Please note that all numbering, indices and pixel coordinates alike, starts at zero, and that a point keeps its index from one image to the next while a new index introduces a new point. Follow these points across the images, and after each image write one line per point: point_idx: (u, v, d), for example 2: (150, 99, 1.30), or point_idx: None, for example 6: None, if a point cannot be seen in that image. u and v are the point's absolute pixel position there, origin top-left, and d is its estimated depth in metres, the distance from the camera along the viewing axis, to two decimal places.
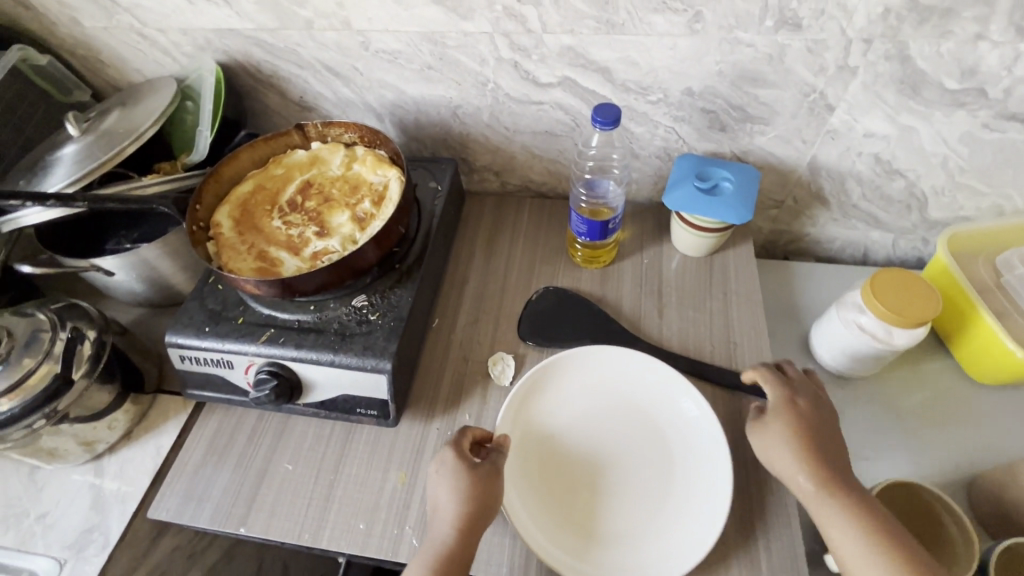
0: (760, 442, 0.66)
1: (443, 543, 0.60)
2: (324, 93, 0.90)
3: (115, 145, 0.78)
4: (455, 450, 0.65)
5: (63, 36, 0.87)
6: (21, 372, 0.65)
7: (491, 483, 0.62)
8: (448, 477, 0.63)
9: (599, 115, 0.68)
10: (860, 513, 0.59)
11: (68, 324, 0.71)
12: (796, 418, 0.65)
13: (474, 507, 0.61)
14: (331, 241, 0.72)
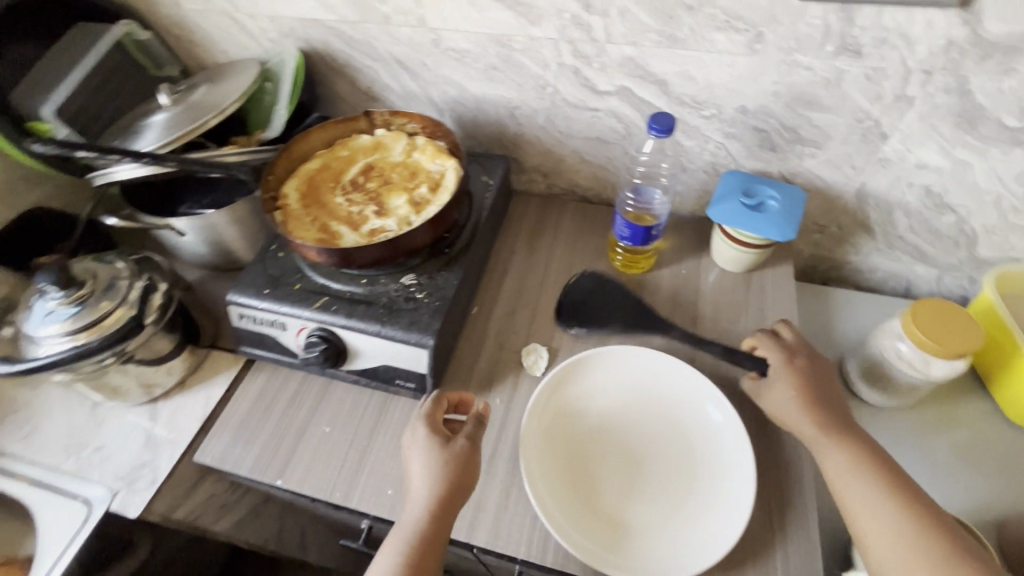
0: (768, 400, 0.70)
1: (419, 525, 0.61)
2: (391, 86, 0.95)
3: (200, 117, 0.85)
4: (428, 423, 0.66)
5: (163, 15, 0.95)
6: (99, 313, 0.71)
7: (461, 459, 0.64)
8: (422, 454, 0.64)
9: (655, 122, 0.70)
10: (859, 456, 0.63)
11: (143, 274, 0.77)
12: (797, 375, 0.70)
13: (445, 488, 0.62)
14: (389, 221, 0.77)
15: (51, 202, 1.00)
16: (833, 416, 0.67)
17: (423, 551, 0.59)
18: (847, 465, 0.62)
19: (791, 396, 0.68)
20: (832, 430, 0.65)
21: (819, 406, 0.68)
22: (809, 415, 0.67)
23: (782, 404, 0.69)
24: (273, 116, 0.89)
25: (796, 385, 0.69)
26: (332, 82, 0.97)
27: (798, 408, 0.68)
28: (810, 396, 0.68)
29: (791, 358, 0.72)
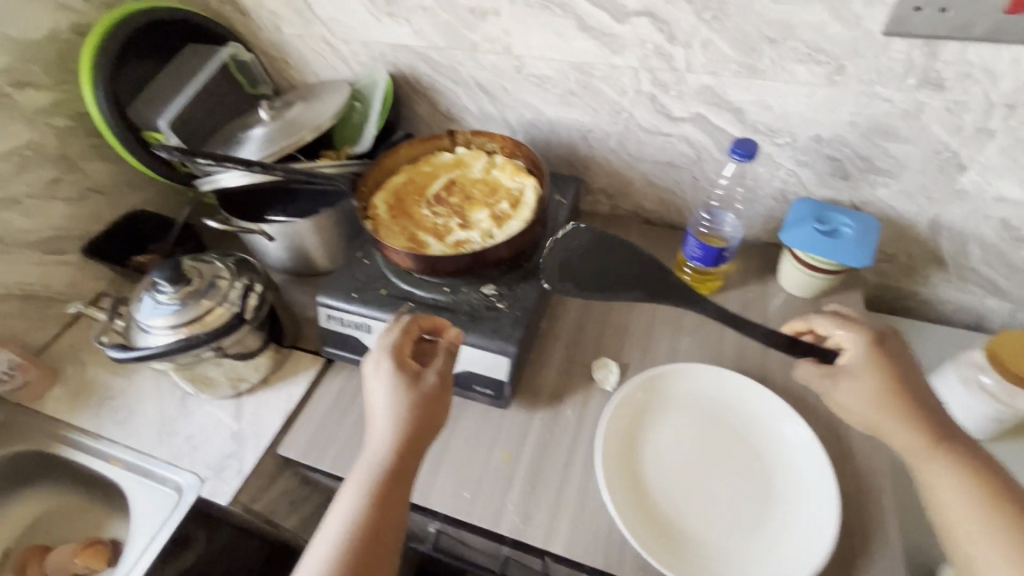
0: (859, 403, 0.66)
1: (387, 456, 0.61)
2: (470, 108, 1.00)
3: (298, 131, 0.91)
4: (393, 356, 0.66)
5: (264, 39, 1.03)
6: (203, 310, 0.76)
7: (427, 390, 0.65)
8: (388, 385, 0.64)
9: (739, 146, 0.72)
10: (967, 468, 0.59)
11: (241, 275, 0.82)
12: (891, 376, 0.66)
13: (410, 426, 0.62)
14: (473, 234, 0.81)
15: (148, 206, 1.08)
16: (933, 419, 0.63)
17: (394, 483, 0.60)
18: (953, 473, 0.59)
19: (882, 394, 0.65)
20: (935, 435, 0.62)
21: (917, 407, 0.64)
22: (906, 418, 0.64)
23: (870, 402, 0.66)
24: (363, 132, 0.95)
25: (890, 382, 0.66)
26: (413, 103, 1.03)
27: (895, 409, 0.64)
28: (906, 396, 0.65)
29: (879, 351, 0.68)
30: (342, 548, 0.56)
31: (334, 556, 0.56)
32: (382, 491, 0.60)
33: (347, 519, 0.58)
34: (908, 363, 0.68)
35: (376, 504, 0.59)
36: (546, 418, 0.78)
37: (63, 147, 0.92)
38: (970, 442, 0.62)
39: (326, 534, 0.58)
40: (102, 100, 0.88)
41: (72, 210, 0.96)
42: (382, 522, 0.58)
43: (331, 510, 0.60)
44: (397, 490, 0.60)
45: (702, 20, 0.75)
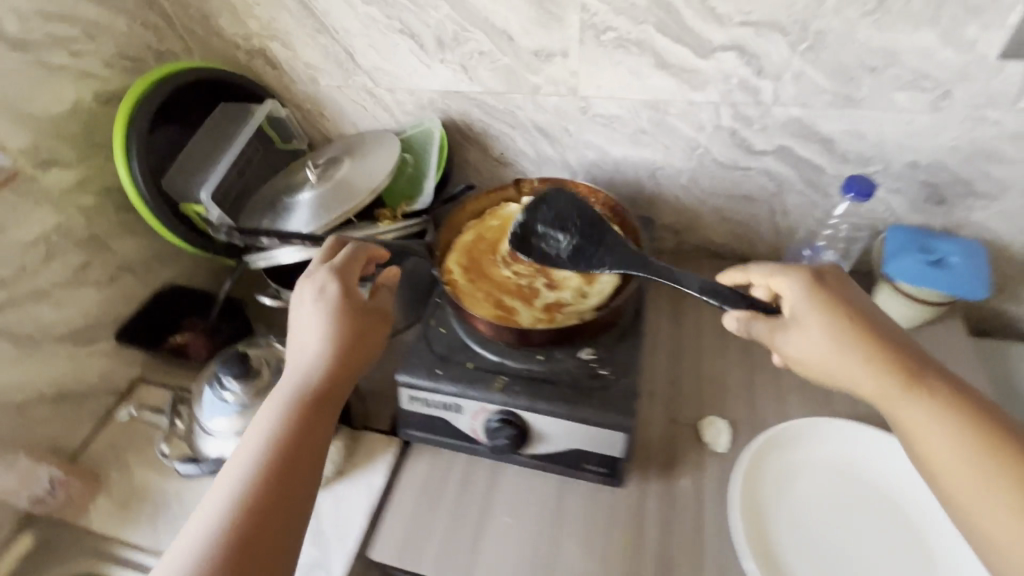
0: (811, 351, 0.58)
1: (310, 383, 0.61)
2: (526, 151, 0.94)
3: (354, 194, 0.84)
4: (336, 284, 0.66)
5: (297, 92, 0.96)
6: None
7: (366, 320, 0.66)
8: (321, 311, 0.64)
9: (856, 183, 0.68)
10: (947, 408, 0.52)
11: None
12: (833, 310, 0.58)
13: (334, 348, 0.63)
14: (564, 294, 0.75)
15: (179, 279, 0.99)
16: (893, 351, 0.55)
17: (308, 413, 0.60)
18: (929, 417, 0.52)
19: (832, 334, 0.56)
20: (902, 373, 0.54)
21: (869, 343, 0.56)
22: (868, 359, 0.55)
23: (833, 347, 0.56)
24: (421, 188, 0.90)
25: (832, 316, 0.57)
26: (463, 150, 0.96)
27: (850, 349, 0.56)
28: (860, 328, 0.56)
29: (829, 287, 0.60)
30: (244, 488, 0.53)
31: (242, 491, 0.54)
32: (305, 421, 0.59)
33: (254, 451, 0.57)
34: (861, 298, 0.60)
35: (289, 435, 0.58)
36: (661, 489, 0.73)
37: (91, 228, 0.84)
38: (941, 370, 0.55)
39: (227, 477, 0.55)
40: (138, 173, 0.81)
41: (102, 295, 0.87)
42: (297, 454, 0.57)
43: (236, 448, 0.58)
44: (318, 419, 0.60)
45: (797, 51, 0.70)
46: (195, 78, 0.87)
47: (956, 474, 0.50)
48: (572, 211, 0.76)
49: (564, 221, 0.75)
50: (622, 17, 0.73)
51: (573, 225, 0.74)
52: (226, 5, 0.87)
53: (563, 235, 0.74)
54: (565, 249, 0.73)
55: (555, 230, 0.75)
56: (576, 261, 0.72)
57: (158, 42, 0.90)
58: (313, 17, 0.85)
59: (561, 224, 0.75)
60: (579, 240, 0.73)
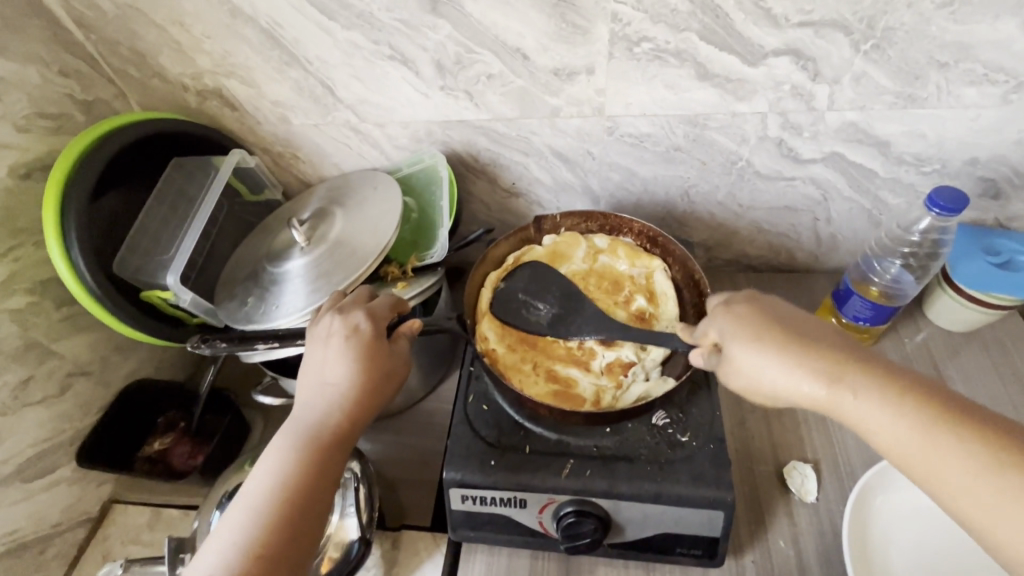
0: (743, 376, 0.52)
1: (325, 431, 0.55)
2: (541, 179, 0.81)
3: (356, 256, 0.70)
4: (368, 314, 0.60)
5: (264, 135, 0.80)
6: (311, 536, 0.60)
7: (389, 365, 0.59)
8: (344, 351, 0.58)
9: (941, 199, 0.64)
10: (892, 388, 0.46)
11: None
12: (755, 320, 0.53)
13: (361, 382, 0.57)
14: (624, 350, 0.67)
15: (144, 370, 0.83)
16: (810, 350, 0.49)
17: (318, 467, 0.53)
18: (867, 404, 0.45)
19: (755, 351, 0.51)
20: (826, 372, 0.48)
21: (791, 350, 0.49)
22: (796, 365, 0.49)
23: (756, 368, 0.50)
24: (433, 237, 0.78)
25: (750, 332, 0.52)
26: (469, 183, 0.83)
27: (772, 364, 0.50)
28: (781, 336, 0.51)
29: (744, 305, 0.55)
30: (255, 526, 0.50)
31: (239, 554, 0.48)
32: (314, 478, 0.53)
33: (258, 505, 0.51)
34: (781, 306, 0.55)
35: (297, 493, 0.52)
36: (758, 558, 0.64)
37: (29, 333, 0.68)
38: (867, 354, 0.49)
39: (229, 531, 0.50)
40: (80, 261, 0.66)
41: (53, 412, 0.71)
42: (303, 518, 0.51)
43: (241, 493, 0.53)
44: (328, 476, 0.54)
45: (859, 51, 0.63)
46: (138, 134, 0.71)
47: (918, 459, 0.43)
48: (554, 281, 0.72)
49: (543, 290, 0.71)
50: (660, 26, 0.63)
51: (549, 293, 0.71)
52: (169, 40, 0.71)
53: (542, 303, 0.70)
54: (546, 318, 0.69)
55: (533, 297, 0.71)
56: (559, 332, 0.68)
57: (84, 91, 0.73)
58: (281, 48, 0.70)
59: (541, 290, 0.71)
60: (558, 308, 0.70)
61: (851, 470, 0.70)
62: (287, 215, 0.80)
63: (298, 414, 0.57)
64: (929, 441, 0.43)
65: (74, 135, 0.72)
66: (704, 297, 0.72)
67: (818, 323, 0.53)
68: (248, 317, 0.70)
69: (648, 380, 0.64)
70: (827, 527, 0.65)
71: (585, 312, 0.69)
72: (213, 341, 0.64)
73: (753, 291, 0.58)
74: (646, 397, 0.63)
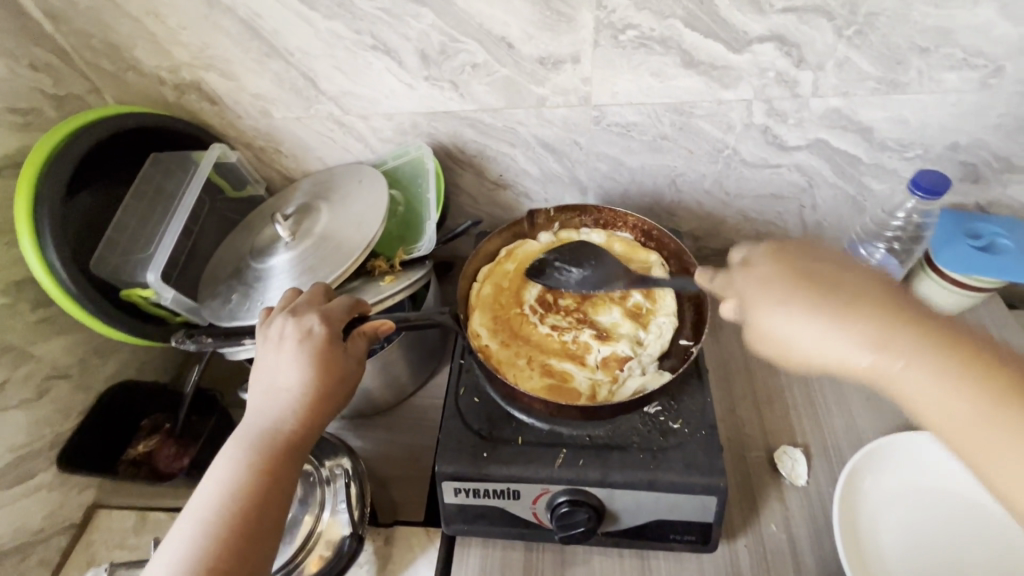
0: (770, 340, 0.50)
1: (278, 439, 0.54)
2: (529, 171, 0.81)
3: (344, 250, 0.69)
4: (322, 318, 0.58)
5: (246, 129, 0.79)
6: (303, 535, 0.60)
7: (345, 368, 0.57)
8: (296, 357, 0.56)
9: (924, 182, 0.65)
10: (946, 356, 0.42)
11: (327, 461, 0.66)
12: (790, 275, 0.50)
13: (316, 389, 0.55)
14: (620, 345, 0.67)
15: (126, 372, 0.81)
16: (856, 312, 0.45)
17: (270, 478, 0.52)
18: (923, 380, 0.43)
19: (789, 310, 0.48)
20: (877, 338, 0.44)
21: (832, 307, 0.46)
22: (839, 328, 0.45)
23: (790, 333, 0.48)
24: (421, 230, 0.77)
25: (783, 294, 0.49)
26: (456, 175, 0.83)
27: (809, 326, 0.47)
28: (822, 296, 0.47)
29: (774, 264, 0.52)
30: (207, 535, 0.49)
31: (187, 568, 0.48)
32: (264, 488, 0.52)
33: (207, 516, 0.50)
34: (826, 254, 0.51)
35: (247, 504, 0.51)
36: (751, 542, 0.64)
37: (3, 336, 0.65)
38: (926, 309, 0.46)
39: (183, 534, 0.50)
40: (58, 263, 0.64)
41: (31, 417, 0.69)
42: (253, 530, 0.50)
43: (194, 499, 0.53)
44: (279, 486, 0.53)
45: (842, 36, 0.63)
46: (113, 130, 0.70)
47: (972, 442, 0.41)
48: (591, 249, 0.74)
49: (579, 261, 0.74)
50: (645, 12, 0.63)
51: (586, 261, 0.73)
52: (143, 32, 0.69)
53: (576, 270, 0.73)
54: (573, 281, 0.72)
55: (568, 264, 0.73)
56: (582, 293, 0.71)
57: (55, 86, 0.70)
58: (260, 39, 0.69)
59: (577, 260, 0.73)
60: (586, 283, 0.72)
61: (840, 453, 0.71)
62: (271, 211, 0.79)
63: (250, 419, 0.56)
64: (977, 426, 0.41)
65: (45, 130, 0.70)
66: (699, 289, 0.72)
67: (865, 272, 0.49)
68: (233, 315, 0.68)
69: (644, 375, 0.64)
70: (818, 510, 0.66)
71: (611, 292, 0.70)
72: (197, 337, 0.63)
73: (790, 241, 0.54)
74: (642, 391, 0.63)
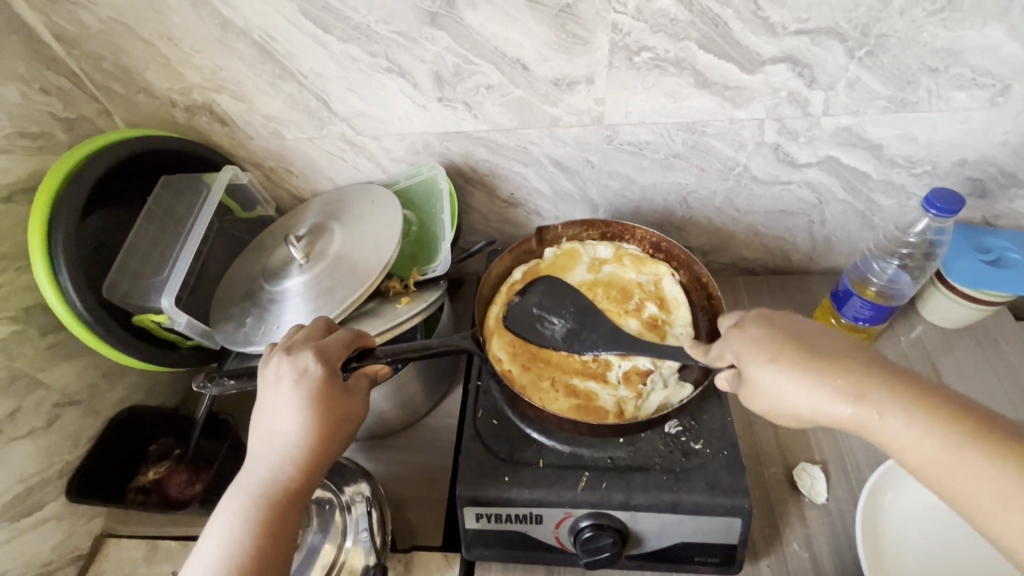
0: (760, 400, 0.50)
1: (280, 488, 0.53)
2: (539, 189, 0.81)
3: (359, 271, 0.68)
4: (317, 357, 0.56)
5: (257, 150, 0.79)
6: (324, 567, 0.58)
7: (347, 408, 0.57)
8: (293, 398, 0.55)
9: (938, 201, 0.66)
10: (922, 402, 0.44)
11: (345, 488, 0.65)
12: (764, 334, 0.51)
13: (315, 429, 0.54)
14: (640, 357, 0.67)
15: (134, 397, 0.80)
16: (835, 368, 0.47)
17: (273, 527, 0.52)
18: (901, 424, 0.44)
19: (783, 371, 0.48)
20: (848, 390, 0.46)
21: (816, 371, 0.47)
22: (823, 389, 0.47)
23: (783, 390, 0.48)
24: (434, 250, 0.76)
25: (770, 354, 0.50)
26: (467, 194, 0.83)
27: (799, 389, 0.48)
28: (805, 352, 0.49)
29: (765, 325, 0.52)
30: None
31: None
32: (268, 539, 0.51)
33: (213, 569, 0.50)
34: (804, 323, 0.52)
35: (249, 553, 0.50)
36: (774, 563, 0.64)
37: (12, 364, 0.64)
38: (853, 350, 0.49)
39: None
40: (70, 289, 0.63)
41: (40, 445, 0.67)
42: None
43: (198, 549, 0.52)
44: (282, 533, 0.52)
45: (854, 57, 0.64)
46: (122, 156, 0.69)
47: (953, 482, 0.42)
48: (571, 297, 0.70)
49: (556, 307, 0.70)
50: (660, 35, 0.64)
51: (566, 309, 0.69)
52: (156, 56, 0.69)
53: (557, 319, 0.69)
54: (560, 334, 0.67)
55: (548, 314, 0.70)
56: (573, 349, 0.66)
57: (65, 108, 0.70)
58: (274, 61, 0.69)
59: (555, 310, 0.69)
60: (573, 323, 0.68)
61: (857, 468, 0.71)
62: (282, 232, 0.78)
63: (251, 464, 0.55)
64: (962, 463, 0.42)
65: (56, 153, 0.69)
66: (713, 299, 0.72)
67: (833, 339, 0.50)
68: (247, 341, 0.67)
69: (667, 388, 0.65)
70: (839, 529, 0.66)
71: (600, 331, 0.66)
72: (220, 379, 0.61)
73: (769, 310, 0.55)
74: (667, 405, 0.63)
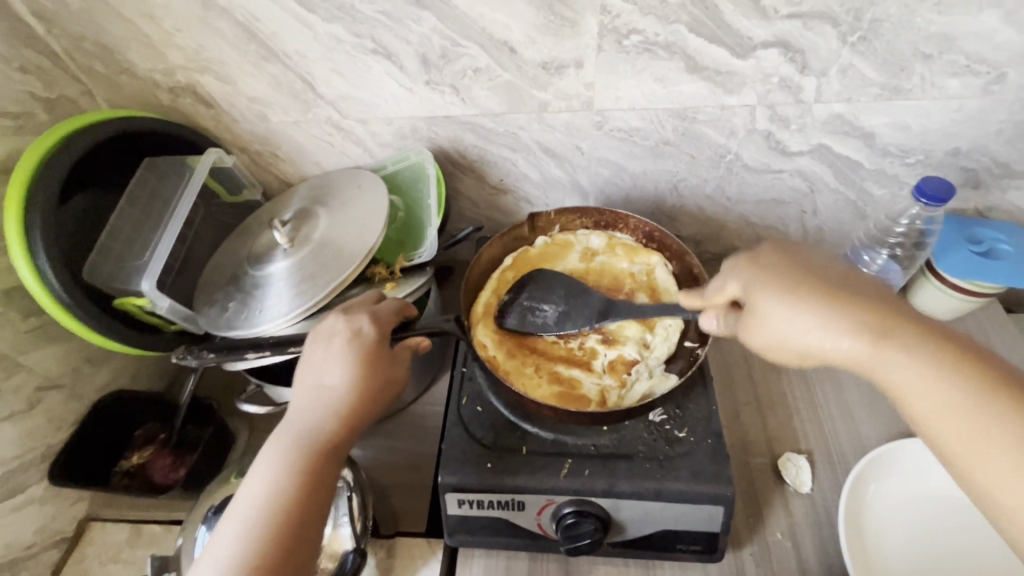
0: (758, 329, 0.48)
1: (325, 439, 0.54)
2: (529, 176, 0.80)
3: (345, 256, 0.67)
4: (372, 319, 0.60)
5: (242, 133, 0.77)
6: None
7: (390, 372, 0.59)
8: (346, 353, 0.57)
9: (928, 189, 0.65)
10: (944, 352, 0.42)
11: None
12: (784, 269, 0.49)
13: (363, 383, 0.57)
14: (626, 348, 0.67)
15: (119, 382, 0.79)
16: (850, 303, 0.44)
17: (317, 475, 0.52)
18: (915, 366, 0.42)
19: (788, 304, 0.46)
20: (870, 327, 0.43)
21: (832, 309, 0.45)
22: (822, 324, 0.44)
23: (788, 323, 0.46)
24: (421, 236, 0.76)
25: (780, 285, 0.47)
26: (456, 180, 0.82)
27: (803, 322, 0.45)
28: (823, 291, 0.46)
29: (782, 259, 0.50)
30: (258, 530, 0.49)
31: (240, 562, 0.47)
32: (312, 487, 0.52)
33: (257, 511, 0.50)
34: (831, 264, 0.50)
35: (293, 498, 0.51)
36: (757, 551, 0.64)
37: None
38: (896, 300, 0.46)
39: (232, 529, 0.50)
40: (48, 269, 0.62)
41: (23, 428, 0.67)
42: (301, 528, 0.50)
43: (238, 496, 0.52)
44: (325, 483, 0.53)
45: (847, 42, 0.63)
46: (105, 137, 0.68)
47: (956, 435, 0.40)
48: (558, 281, 0.72)
49: (546, 293, 0.71)
50: (650, 17, 0.63)
51: (555, 294, 0.71)
52: (138, 35, 0.68)
53: (547, 304, 0.70)
54: (554, 319, 0.69)
55: (537, 301, 0.71)
56: (568, 329, 0.68)
57: (46, 88, 0.68)
58: (257, 41, 0.68)
59: (545, 296, 0.71)
60: (564, 306, 0.70)
61: (843, 459, 0.70)
62: (268, 216, 0.77)
63: (293, 417, 0.56)
64: (964, 417, 0.40)
65: (36, 134, 0.68)
66: (702, 290, 0.71)
67: (872, 283, 0.47)
68: (230, 325, 0.67)
69: (652, 378, 0.65)
70: (823, 519, 0.65)
71: (592, 306, 0.69)
72: (199, 353, 0.62)
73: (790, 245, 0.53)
74: (650, 395, 0.63)
